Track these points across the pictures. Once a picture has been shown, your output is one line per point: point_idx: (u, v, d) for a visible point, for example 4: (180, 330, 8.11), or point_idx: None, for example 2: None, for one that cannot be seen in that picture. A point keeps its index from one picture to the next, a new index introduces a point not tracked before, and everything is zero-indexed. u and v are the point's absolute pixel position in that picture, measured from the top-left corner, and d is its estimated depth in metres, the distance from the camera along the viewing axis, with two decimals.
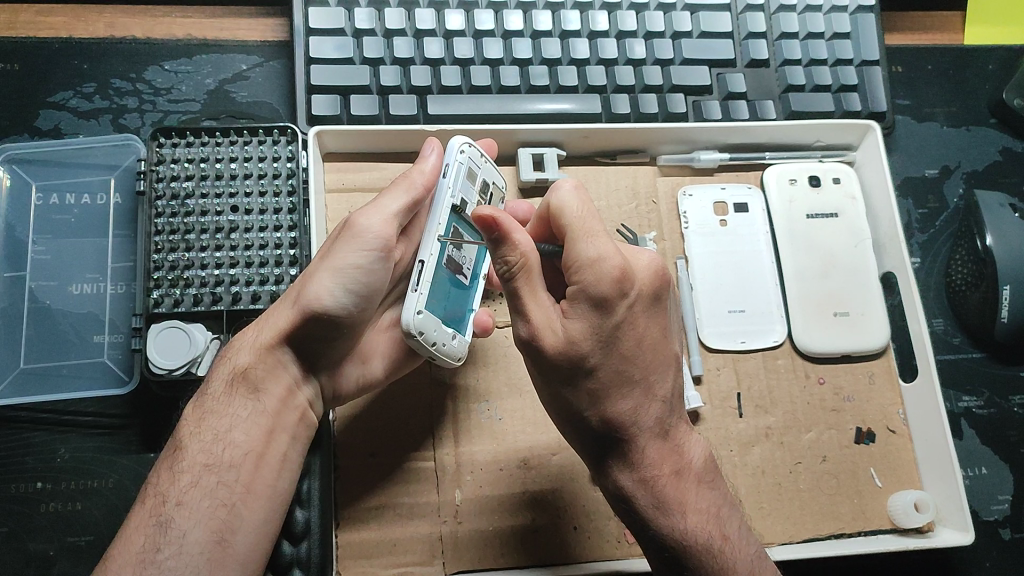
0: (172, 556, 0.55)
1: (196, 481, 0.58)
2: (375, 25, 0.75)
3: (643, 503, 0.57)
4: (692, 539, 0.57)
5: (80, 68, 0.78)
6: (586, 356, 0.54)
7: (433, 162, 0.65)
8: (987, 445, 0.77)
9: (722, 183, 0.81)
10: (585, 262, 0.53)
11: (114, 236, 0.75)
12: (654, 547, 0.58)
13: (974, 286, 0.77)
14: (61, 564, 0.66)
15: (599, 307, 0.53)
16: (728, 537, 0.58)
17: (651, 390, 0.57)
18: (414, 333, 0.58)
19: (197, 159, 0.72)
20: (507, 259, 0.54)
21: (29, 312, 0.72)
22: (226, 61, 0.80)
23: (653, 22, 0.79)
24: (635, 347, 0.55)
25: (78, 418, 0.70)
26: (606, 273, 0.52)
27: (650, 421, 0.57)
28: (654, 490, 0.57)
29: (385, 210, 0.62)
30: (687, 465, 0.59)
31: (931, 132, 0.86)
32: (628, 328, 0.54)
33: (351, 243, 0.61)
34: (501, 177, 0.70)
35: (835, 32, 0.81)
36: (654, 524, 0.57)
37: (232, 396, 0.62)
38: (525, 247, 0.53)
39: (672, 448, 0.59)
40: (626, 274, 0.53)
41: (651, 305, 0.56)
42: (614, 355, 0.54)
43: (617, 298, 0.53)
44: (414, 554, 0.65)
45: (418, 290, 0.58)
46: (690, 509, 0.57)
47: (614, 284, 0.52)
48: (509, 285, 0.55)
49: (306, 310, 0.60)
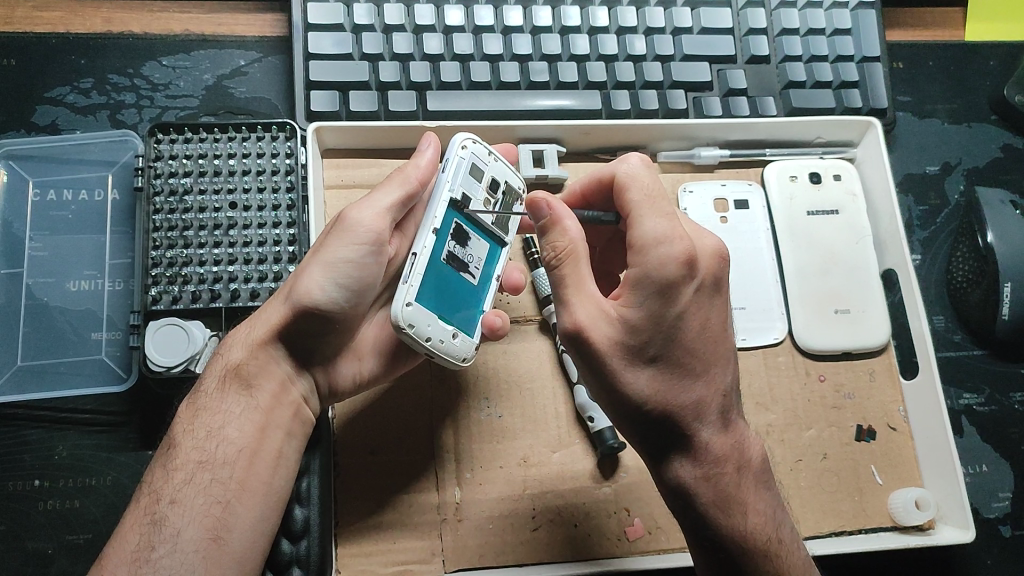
0: (167, 554, 0.55)
1: (190, 479, 0.58)
2: (374, 21, 0.75)
3: (701, 499, 0.57)
4: (754, 539, 0.57)
5: (77, 63, 0.77)
6: (647, 344, 0.53)
7: (428, 156, 0.65)
8: (988, 443, 0.77)
9: (722, 180, 0.80)
10: (651, 244, 0.52)
11: (111, 232, 0.74)
12: (708, 544, 0.58)
13: (975, 283, 0.77)
14: (58, 563, 0.66)
15: (661, 291, 0.52)
16: (783, 541, 0.58)
17: (712, 382, 0.56)
18: (403, 326, 0.58)
19: (194, 156, 0.72)
20: (555, 247, 0.56)
21: (26, 309, 0.72)
22: (224, 57, 0.79)
23: (654, 18, 0.79)
24: (694, 337, 0.54)
25: (75, 415, 0.70)
26: (671, 256, 0.52)
27: (714, 414, 0.56)
28: (715, 486, 0.57)
29: (378, 205, 0.62)
30: (745, 461, 0.58)
31: (932, 129, 0.85)
32: (691, 313, 0.53)
33: (343, 237, 0.61)
34: (516, 176, 0.68)
35: (836, 28, 0.80)
36: (712, 519, 0.57)
37: (226, 393, 0.62)
38: (574, 234, 0.56)
39: (732, 442, 0.58)
40: (693, 256, 0.52)
41: (713, 293, 0.55)
42: (675, 344, 0.53)
43: (683, 282, 0.52)
44: (413, 552, 0.65)
45: (407, 283, 0.59)
46: (749, 507, 0.57)
47: (680, 267, 0.52)
48: (554, 270, 0.56)
49: (297, 305, 0.60)
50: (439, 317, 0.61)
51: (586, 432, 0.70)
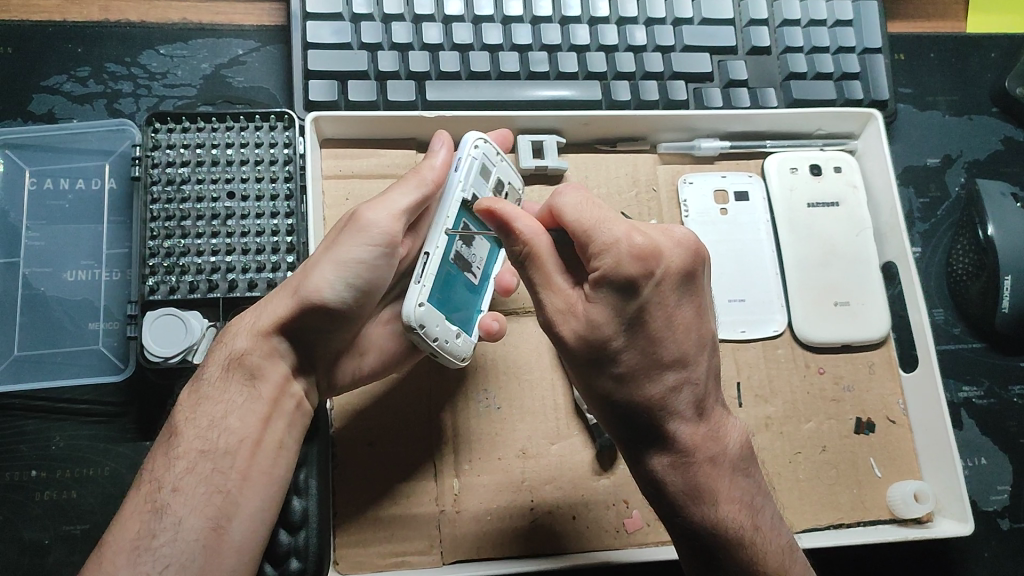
0: (167, 543, 0.54)
1: (192, 468, 0.58)
2: (373, 10, 0.75)
3: (676, 488, 0.57)
4: (725, 528, 0.56)
5: (75, 51, 0.77)
6: (609, 340, 0.53)
7: (443, 156, 0.64)
8: (986, 436, 0.77)
9: (722, 172, 0.80)
10: (601, 248, 0.52)
11: (109, 222, 0.74)
12: (682, 532, 0.57)
13: (975, 276, 0.77)
14: (55, 553, 0.66)
15: (619, 290, 0.52)
16: (761, 528, 0.57)
17: (683, 371, 0.55)
18: (416, 326, 0.57)
19: (193, 145, 0.71)
20: (516, 248, 0.55)
21: (23, 299, 0.71)
22: (222, 45, 0.79)
23: (654, 8, 0.78)
24: (662, 329, 0.54)
25: (73, 405, 0.69)
26: (623, 256, 0.51)
27: (685, 403, 0.56)
28: (688, 475, 0.56)
29: (392, 205, 0.61)
30: (722, 452, 0.57)
31: (933, 121, 0.85)
32: (655, 308, 0.53)
33: (355, 238, 0.60)
34: (518, 177, 0.69)
35: (837, 19, 0.80)
36: (685, 508, 0.57)
37: (228, 382, 0.61)
38: (528, 234, 0.54)
39: (707, 433, 0.57)
40: (649, 251, 0.52)
41: (681, 285, 0.54)
42: (640, 335, 0.53)
43: (641, 280, 0.52)
44: (411, 543, 0.65)
45: (421, 283, 0.58)
46: (723, 497, 0.57)
47: (635, 265, 0.51)
48: (523, 269, 0.56)
49: (305, 302, 0.60)
50: (445, 318, 0.60)
51: (585, 423, 0.70)
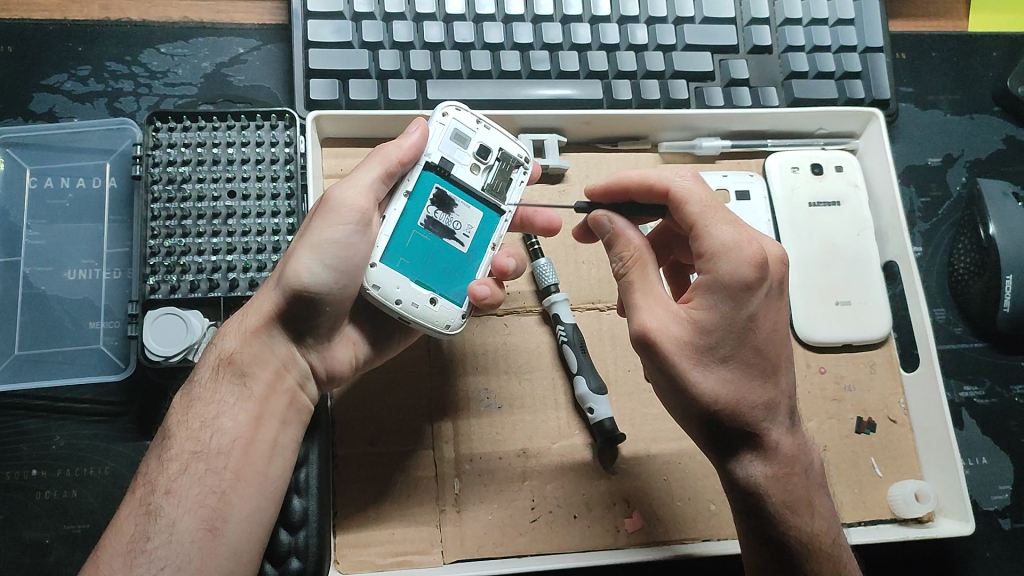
0: (162, 545, 0.54)
1: (185, 469, 0.57)
2: (374, 8, 0.74)
3: (771, 499, 0.56)
4: (817, 540, 0.56)
5: (75, 50, 0.77)
6: (717, 346, 0.53)
7: (414, 139, 0.61)
8: (988, 435, 0.77)
9: (724, 171, 0.80)
10: (720, 253, 0.53)
11: (109, 221, 0.74)
12: (772, 548, 0.57)
13: (977, 276, 0.77)
14: (56, 552, 0.66)
15: (733, 295, 0.52)
16: (844, 545, 0.58)
17: (778, 382, 0.56)
18: (367, 286, 0.60)
19: (193, 144, 0.71)
20: (621, 256, 0.58)
21: (24, 298, 0.71)
22: (222, 44, 0.79)
23: (656, 7, 0.78)
24: (765, 339, 0.54)
25: (74, 405, 0.69)
26: (744, 261, 0.52)
27: (781, 414, 0.56)
28: (785, 486, 0.56)
29: (360, 183, 0.60)
30: (811, 464, 0.58)
31: (934, 120, 0.85)
32: (763, 316, 0.54)
33: (326, 217, 0.59)
34: (515, 144, 0.65)
35: (839, 18, 0.80)
36: (782, 520, 0.56)
37: (218, 383, 0.61)
38: (637, 242, 0.58)
39: (797, 445, 0.57)
40: (763, 259, 0.53)
41: (778, 295, 0.56)
42: (747, 345, 0.53)
43: (755, 288, 0.52)
44: (411, 542, 0.65)
45: (377, 245, 0.61)
46: (816, 510, 0.57)
47: (752, 271, 0.52)
48: (624, 279, 0.58)
49: (286, 289, 0.59)
50: (414, 282, 0.61)
51: (585, 423, 0.70)
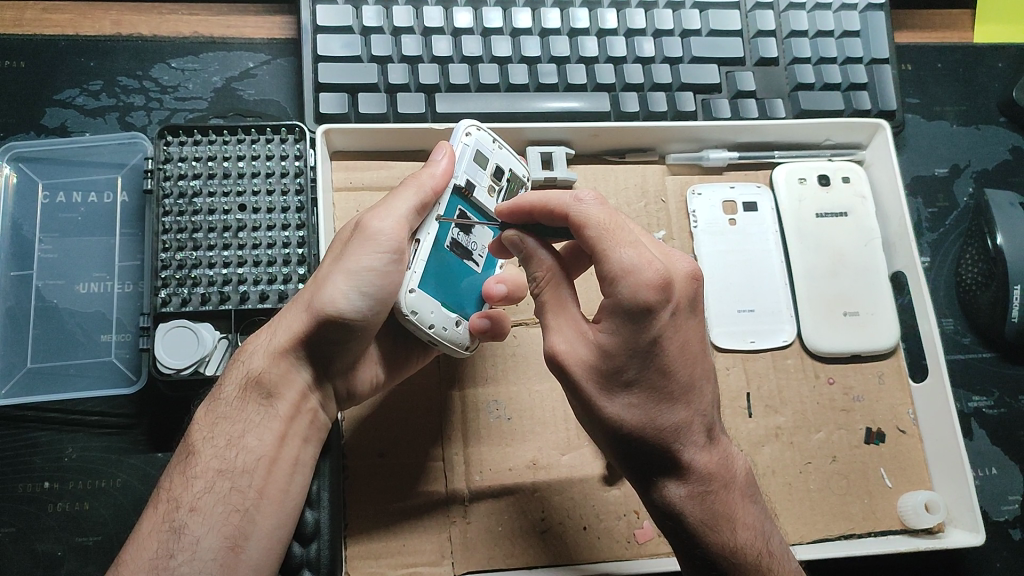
0: (186, 562, 0.55)
1: (210, 487, 0.58)
2: (383, 23, 0.75)
3: (689, 518, 0.54)
4: (742, 556, 0.54)
5: (87, 65, 0.77)
6: (623, 368, 0.51)
7: (444, 166, 0.61)
8: (996, 446, 0.77)
9: (731, 182, 0.80)
10: (619, 276, 0.50)
11: (121, 235, 0.74)
12: (700, 564, 0.55)
13: (984, 285, 0.77)
14: (68, 564, 0.66)
15: (631, 320, 0.50)
16: (773, 554, 0.55)
17: (695, 400, 0.53)
18: (406, 313, 0.59)
19: (204, 158, 0.72)
20: (535, 277, 0.57)
21: (36, 311, 0.72)
22: (233, 59, 0.79)
23: (663, 20, 0.79)
24: (674, 358, 0.51)
25: (85, 417, 0.70)
26: (643, 284, 0.49)
27: (699, 428, 0.54)
28: (704, 505, 0.54)
29: (396, 213, 0.59)
30: (732, 478, 0.55)
31: (941, 131, 0.85)
32: (670, 336, 0.51)
33: (364, 245, 0.58)
34: (523, 166, 0.67)
35: (845, 31, 0.80)
36: (703, 538, 0.54)
37: (245, 401, 0.61)
38: (548, 264, 0.56)
39: (717, 458, 0.55)
40: (666, 281, 0.50)
41: (690, 313, 0.53)
42: (651, 367, 0.51)
43: (656, 311, 0.49)
44: (423, 553, 0.65)
45: (413, 269, 0.60)
46: (738, 522, 0.55)
47: (654, 296, 0.49)
48: (537, 300, 0.57)
49: (320, 315, 0.59)
50: (443, 305, 0.61)
51: None
